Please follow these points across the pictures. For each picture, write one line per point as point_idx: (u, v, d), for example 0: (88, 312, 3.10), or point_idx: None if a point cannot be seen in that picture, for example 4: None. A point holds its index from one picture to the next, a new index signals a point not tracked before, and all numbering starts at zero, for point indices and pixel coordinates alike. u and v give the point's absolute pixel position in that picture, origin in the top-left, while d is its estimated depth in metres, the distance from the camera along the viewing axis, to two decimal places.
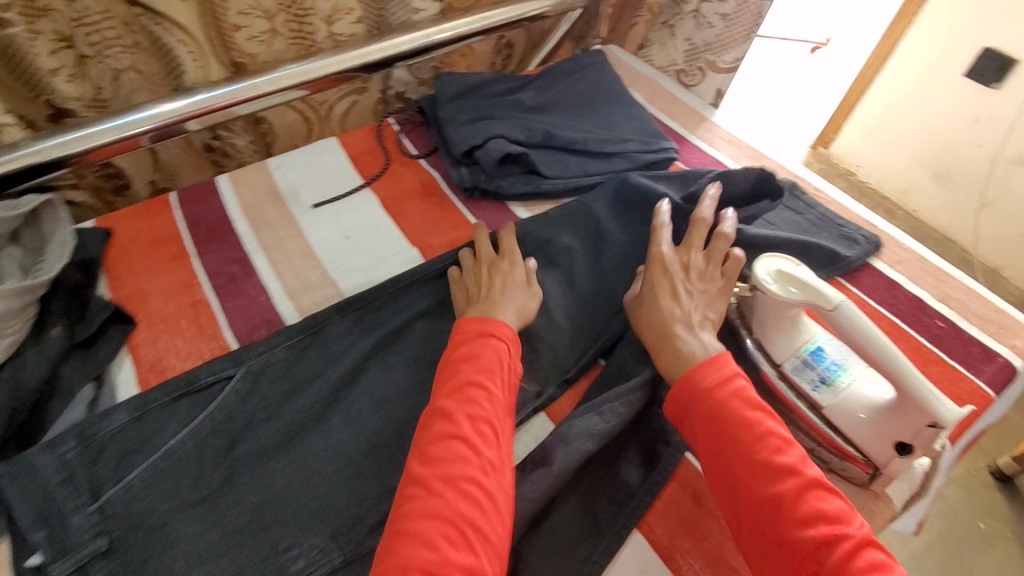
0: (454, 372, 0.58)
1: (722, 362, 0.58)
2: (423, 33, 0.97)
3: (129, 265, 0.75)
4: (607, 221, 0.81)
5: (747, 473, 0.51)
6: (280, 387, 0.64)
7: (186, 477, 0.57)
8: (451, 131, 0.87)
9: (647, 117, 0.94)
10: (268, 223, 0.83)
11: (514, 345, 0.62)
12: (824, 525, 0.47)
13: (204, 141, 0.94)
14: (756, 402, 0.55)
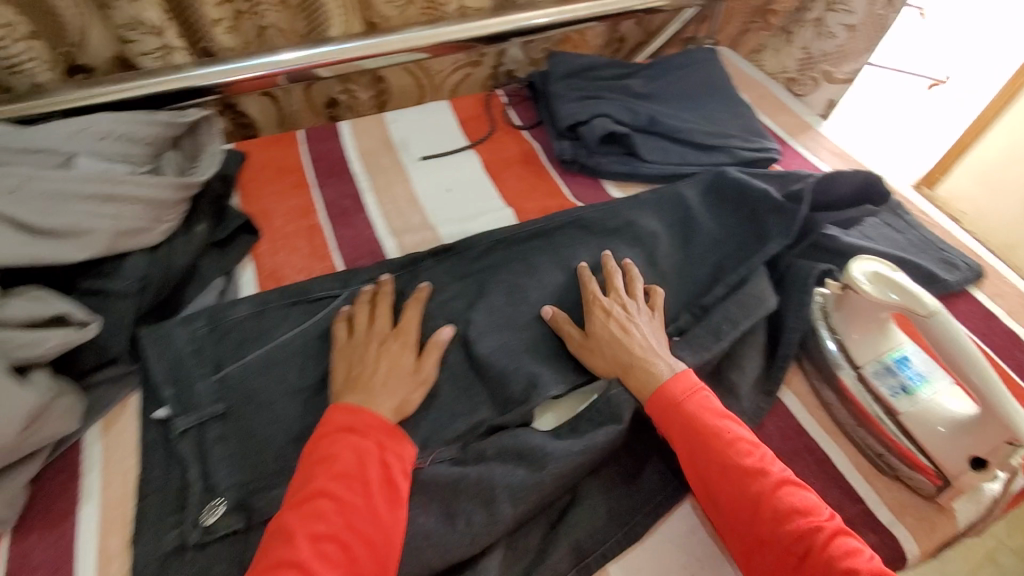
0: (306, 478, 0.51)
1: (685, 376, 0.59)
2: (543, 13, 1.01)
3: (259, 187, 0.84)
4: (697, 208, 0.80)
5: (723, 479, 0.53)
6: (378, 309, 0.70)
7: (291, 369, 0.63)
8: (560, 105, 0.91)
9: (752, 117, 0.95)
10: (381, 167, 0.90)
11: (384, 441, 0.54)
12: (802, 518, 0.50)
13: (329, 94, 1.04)
14: (721, 409, 0.57)
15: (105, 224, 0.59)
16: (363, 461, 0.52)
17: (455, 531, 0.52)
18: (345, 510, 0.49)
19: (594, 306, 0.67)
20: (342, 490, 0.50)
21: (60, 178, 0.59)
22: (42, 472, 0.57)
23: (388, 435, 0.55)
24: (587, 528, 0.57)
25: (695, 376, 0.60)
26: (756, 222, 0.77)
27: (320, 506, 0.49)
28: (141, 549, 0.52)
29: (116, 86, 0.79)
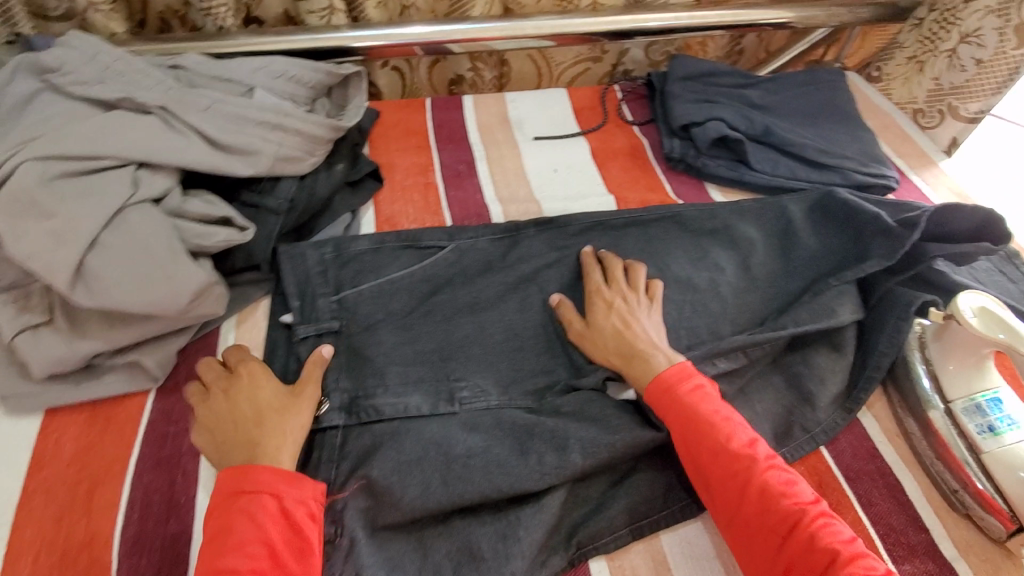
0: (201, 570, 0.47)
1: (676, 368, 0.60)
2: (673, 15, 1.03)
3: (387, 142, 0.93)
4: (801, 222, 0.80)
5: (712, 461, 0.54)
6: (479, 263, 0.75)
7: (396, 301, 0.70)
8: (676, 105, 0.93)
9: (872, 142, 0.93)
10: (495, 141, 0.96)
11: (275, 489, 0.51)
12: (788, 499, 0.51)
13: (455, 70, 1.11)
14: (713, 397, 0.58)
15: (270, 147, 0.70)
16: (261, 521, 0.49)
17: (526, 467, 0.57)
18: (259, 571, 0.47)
19: (596, 295, 0.69)
20: (248, 555, 0.47)
21: (241, 104, 0.70)
22: (187, 348, 0.67)
23: (281, 482, 0.52)
24: (645, 496, 0.59)
25: (691, 365, 0.62)
26: (860, 244, 0.76)
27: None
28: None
29: (278, 38, 0.90)
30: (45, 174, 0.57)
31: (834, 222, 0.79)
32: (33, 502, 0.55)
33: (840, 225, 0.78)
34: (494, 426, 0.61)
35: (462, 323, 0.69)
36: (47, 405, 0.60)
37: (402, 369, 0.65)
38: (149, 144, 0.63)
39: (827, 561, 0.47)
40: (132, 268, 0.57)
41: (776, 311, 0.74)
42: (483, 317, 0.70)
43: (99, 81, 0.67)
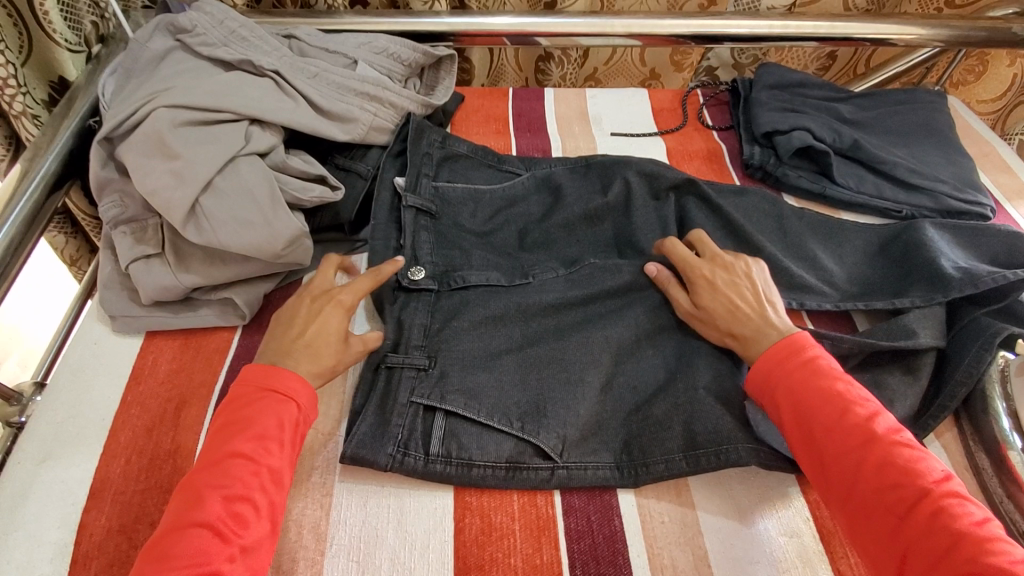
0: (220, 445, 0.52)
1: (793, 342, 0.59)
2: (767, 23, 1.02)
3: (467, 126, 0.96)
4: (871, 241, 0.80)
5: (823, 438, 0.53)
6: (547, 235, 0.77)
7: (453, 257, 0.72)
8: (760, 111, 0.92)
9: (970, 168, 0.89)
10: (573, 133, 0.97)
11: (305, 404, 0.56)
12: (912, 479, 0.49)
13: (535, 57, 1.17)
14: (828, 370, 0.57)
15: (366, 116, 0.76)
16: (283, 423, 0.54)
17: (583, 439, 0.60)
18: (270, 469, 0.51)
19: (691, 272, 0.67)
20: (265, 447, 0.52)
21: (344, 75, 0.77)
22: (271, 294, 0.72)
23: (304, 395, 0.56)
24: (691, 493, 0.59)
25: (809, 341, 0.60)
26: (932, 276, 0.72)
27: (234, 460, 0.51)
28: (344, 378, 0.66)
29: (380, 19, 0.96)
30: (174, 120, 0.65)
31: (887, 257, 0.78)
32: (130, 411, 0.61)
33: (894, 261, 0.77)
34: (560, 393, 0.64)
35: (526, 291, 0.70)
36: (149, 328, 0.67)
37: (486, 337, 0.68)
38: (262, 103, 0.69)
39: (948, 543, 0.45)
40: (238, 211, 0.63)
41: (795, 302, 0.73)
42: (549, 276, 0.71)
43: (223, 43, 0.74)
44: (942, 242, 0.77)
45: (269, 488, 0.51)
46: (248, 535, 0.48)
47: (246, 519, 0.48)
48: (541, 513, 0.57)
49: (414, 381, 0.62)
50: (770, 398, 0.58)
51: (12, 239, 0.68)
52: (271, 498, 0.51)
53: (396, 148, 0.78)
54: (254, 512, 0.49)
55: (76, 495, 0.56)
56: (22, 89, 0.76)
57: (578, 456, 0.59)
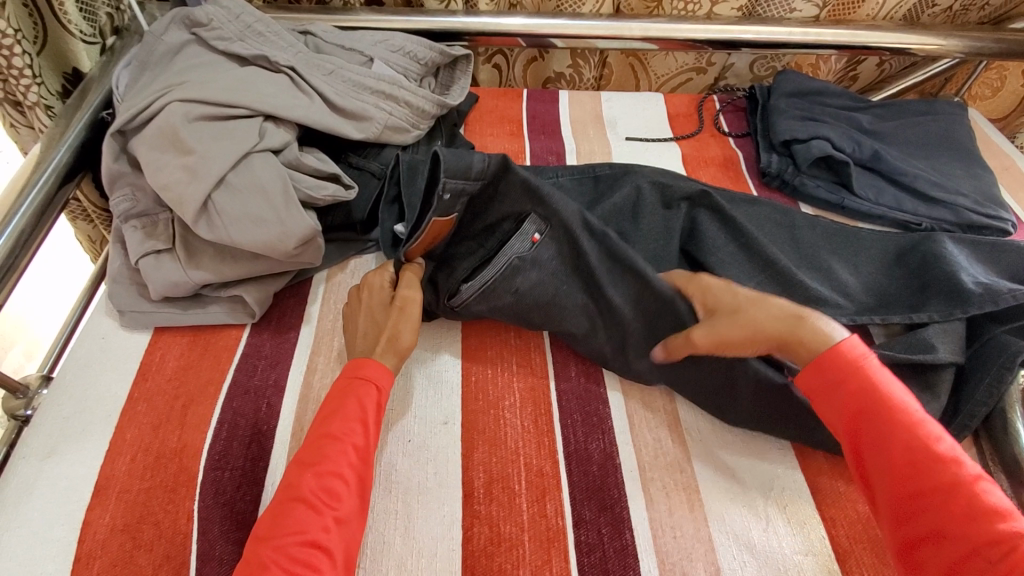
0: (313, 428, 0.55)
1: (866, 351, 0.55)
2: (787, 29, 1.01)
3: (481, 127, 0.95)
4: (889, 253, 0.79)
5: (902, 458, 0.49)
6: None
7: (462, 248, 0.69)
8: (779, 119, 0.91)
9: (991, 181, 0.87)
10: (587, 136, 0.96)
11: (385, 385, 0.59)
12: (1003, 519, 0.44)
13: (545, 75, 1.17)
14: (903, 388, 0.53)
15: (381, 115, 0.75)
16: (364, 404, 0.56)
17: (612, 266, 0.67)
18: (357, 445, 0.53)
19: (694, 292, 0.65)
20: (351, 427, 0.54)
21: (360, 73, 0.76)
22: (281, 292, 0.72)
23: (384, 377, 0.59)
24: (705, 508, 0.58)
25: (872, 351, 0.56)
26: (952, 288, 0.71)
27: (326, 440, 0.53)
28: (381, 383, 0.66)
29: (395, 17, 0.95)
30: (188, 115, 0.64)
31: (904, 268, 0.77)
32: (137, 408, 0.61)
33: (912, 273, 0.76)
34: (596, 298, 0.67)
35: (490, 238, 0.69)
36: (157, 323, 0.66)
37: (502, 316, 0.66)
38: (277, 100, 0.69)
39: None
40: (252, 209, 0.62)
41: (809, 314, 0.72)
42: None
43: (239, 38, 0.73)
44: (961, 254, 0.76)
45: (357, 462, 0.53)
46: (342, 508, 0.50)
47: (341, 491, 0.50)
48: (553, 524, 0.56)
49: (461, 204, 0.67)
50: (839, 402, 0.53)
51: (22, 231, 0.67)
52: (360, 473, 0.52)
53: (391, 192, 0.72)
54: (346, 485, 0.51)
55: (80, 492, 0.55)
56: (36, 79, 0.75)
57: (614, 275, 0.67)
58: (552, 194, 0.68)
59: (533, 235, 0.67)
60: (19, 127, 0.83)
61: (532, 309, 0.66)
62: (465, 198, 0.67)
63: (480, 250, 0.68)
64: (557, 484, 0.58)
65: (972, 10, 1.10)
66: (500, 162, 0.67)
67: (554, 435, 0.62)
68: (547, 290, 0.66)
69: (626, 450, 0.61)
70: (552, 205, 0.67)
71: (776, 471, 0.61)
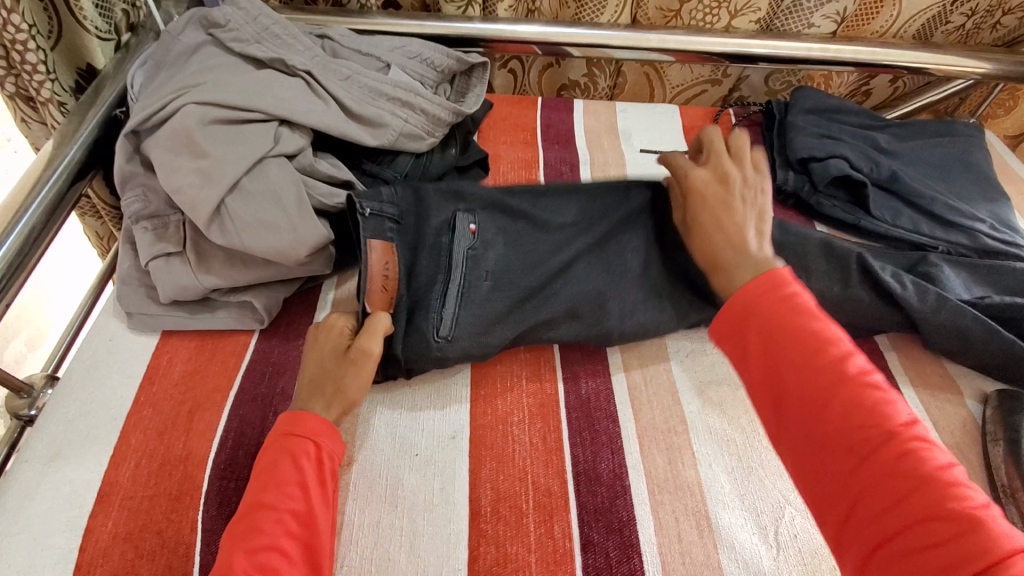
0: (248, 495, 0.52)
1: (784, 271, 0.52)
2: (806, 45, 1.00)
3: (495, 134, 0.95)
4: (894, 275, 0.78)
5: (801, 376, 0.48)
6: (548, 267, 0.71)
7: (422, 271, 0.67)
8: (796, 136, 0.90)
9: (1008, 207, 0.87)
10: (602, 147, 0.95)
11: (329, 443, 0.55)
12: (894, 424, 0.44)
13: (560, 83, 1.16)
14: (810, 303, 0.51)
15: (397, 122, 0.74)
16: (303, 466, 0.53)
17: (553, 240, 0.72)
18: (294, 512, 0.50)
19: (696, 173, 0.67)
20: (288, 494, 0.51)
21: (377, 79, 0.75)
22: (290, 298, 0.71)
23: (326, 432, 0.55)
24: (714, 534, 0.57)
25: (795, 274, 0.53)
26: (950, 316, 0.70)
27: (263, 510, 0.50)
28: (379, 422, 0.63)
29: (412, 21, 0.94)
30: (203, 118, 0.63)
31: None
32: (143, 412, 0.60)
33: None
34: (563, 244, 0.72)
35: (442, 248, 0.68)
36: (165, 327, 0.66)
37: (495, 305, 0.66)
38: (293, 104, 0.68)
39: (919, 492, 0.41)
40: (263, 214, 0.61)
41: None
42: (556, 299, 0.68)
43: (256, 40, 0.73)
44: (958, 278, 0.76)
45: (296, 530, 0.49)
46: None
47: (280, 568, 0.47)
48: (560, 546, 0.55)
49: (391, 230, 0.68)
50: (747, 327, 0.51)
51: (32, 228, 0.66)
52: (302, 541, 0.49)
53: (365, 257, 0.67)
54: (285, 560, 0.48)
55: (83, 498, 0.54)
56: (50, 75, 0.75)
57: (553, 244, 0.72)
58: (466, 186, 0.72)
59: (471, 225, 0.70)
60: (31, 122, 0.83)
61: (509, 283, 0.68)
62: (392, 224, 0.68)
63: (439, 269, 0.67)
64: (564, 504, 0.58)
65: (984, 29, 1.09)
66: (410, 185, 0.70)
67: (562, 453, 0.61)
68: (515, 262, 0.70)
69: (635, 472, 0.61)
70: (471, 198, 0.72)
71: (788, 497, 0.60)
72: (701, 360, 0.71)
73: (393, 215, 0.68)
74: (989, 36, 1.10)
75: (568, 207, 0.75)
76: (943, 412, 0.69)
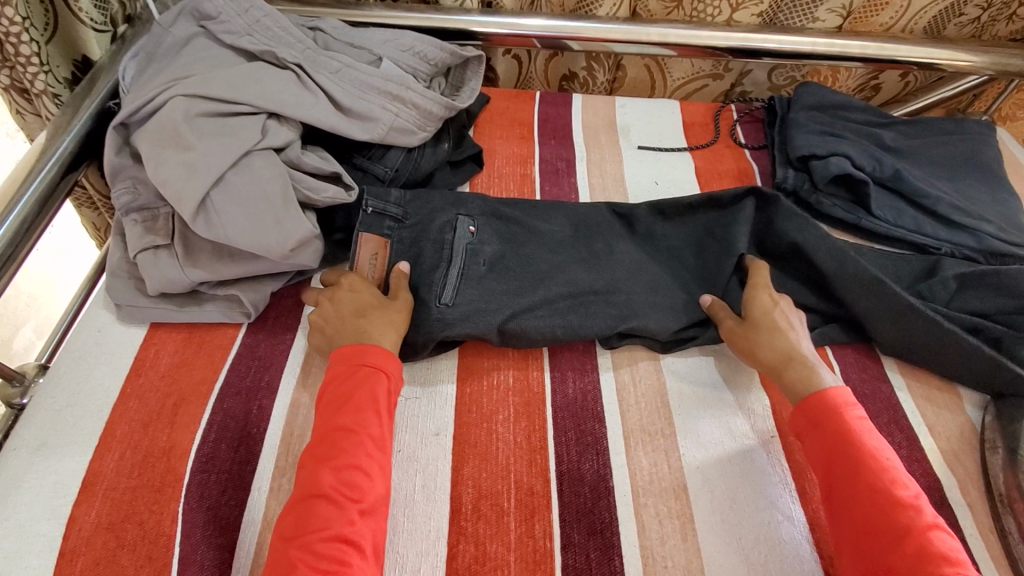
0: (330, 414, 0.57)
1: (846, 394, 0.59)
2: (811, 40, 0.97)
3: (490, 129, 0.94)
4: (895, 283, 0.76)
5: (864, 496, 0.53)
6: (546, 258, 0.73)
7: (425, 259, 0.69)
8: (797, 133, 0.88)
9: (1017, 208, 0.84)
10: (599, 143, 0.94)
11: (395, 370, 0.60)
12: (950, 564, 0.48)
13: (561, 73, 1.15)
14: (874, 435, 0.57)
15: (387, 116, 0.73)
16: (377, 394, 0.58)
17: (545, 247, 0.75)
18: (373, 436, 0.55)
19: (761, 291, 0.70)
20: (366, 419, 0.56)
21: (368, 72, 0.74)
22: (279, 292, 0.71)
23: (390, 360, 0.60)
24: (697, 539, 0.56)
25: (855, 400, 0.60)
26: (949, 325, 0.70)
27: (345, 434, 0.55)
28: None
29: (408, 13, 0.93)
30: (190, 111, 0.63)
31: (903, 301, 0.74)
32: (128, 404, 0.60)
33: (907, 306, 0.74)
34: (558, 247, 0.75)
35: (441, 240, 0.70)
36: (153, 319, 0.66)
37: (496, 286, 0.69)
38: (282, 98, 0.68)
39: None
40: (250, 209, 0.61)
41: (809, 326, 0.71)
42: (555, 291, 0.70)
43: (247, 32, 0.72)
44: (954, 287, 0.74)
45: (376, 453, 0.55)
46: (366, 499, 0.52)
47: (364, 485, 0.52)
48: (540, 547, 0.55)
49: (390, 226, 0.71)
50: (815, 443, 0.58)
51: (23, 220, 0.67)
52: (380, 463, 0.54)
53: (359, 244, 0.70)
54: (367, 477, 0.53)
55: (68, 488, 0.55)
56: (44, 66, 0.75)
57: (543, 249, 0.74)
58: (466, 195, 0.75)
59: (469, 227, 0.72)
60: (27, 113, 0.83)
61: (508, 271, 0.71)
62: (392, 220, 0.71)
63: (441, 258, 0.69)
64: (546, 504, 0.57)
65: (1000, 21, 1.05)
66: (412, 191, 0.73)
67: (546, 452, 0.61)
68: (512, 257, 0.72)
69: (621, 473, 0.60)
70: (470, 203, 0.74)
71: (774, 502, 0.59)
72: (689, 363, 0.70)
73: (394, 213, 0.71)
74: (1004, 28, 1.06)
75: (558, 216, 0.77)
76: (940, 418, 0.68)
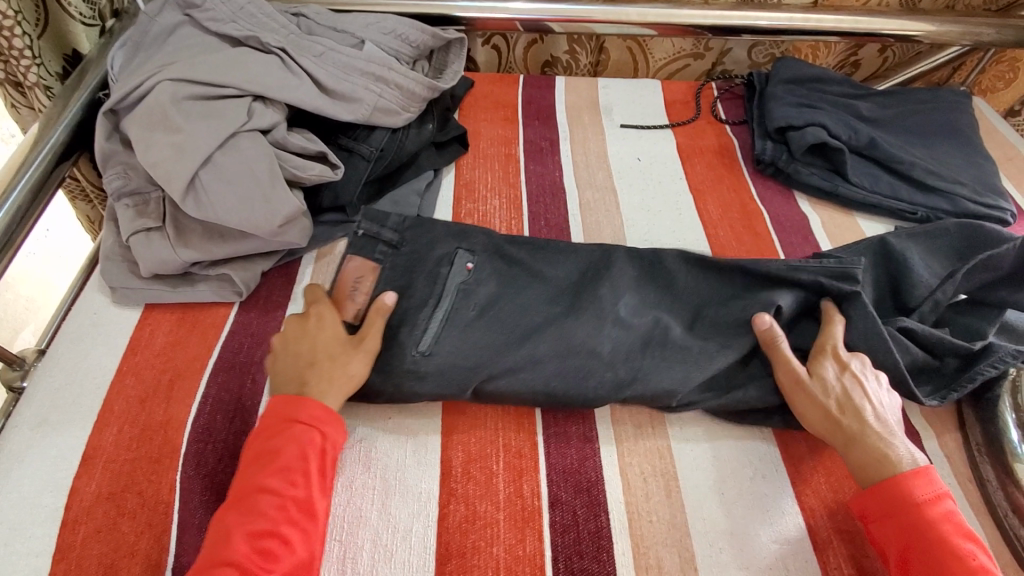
0: (250, 474, 0.52)
1: (931, 480, 0.54)
2: (788, 16, 0.99)
3: (475, 112, 0.95)
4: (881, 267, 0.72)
5: None
6: (542, 304, 0.66)
7: (416, 291, 0.65)
8: (774, 105, 0.90)
9: (992, 171, 0.86)
10: (582, 123, 0.95)
11: (329, 429, 0.55)
12: None
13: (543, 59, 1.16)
14: (966, 530, 0.52)
15: (370, 97, 0.75)
16: (307, 454, 0.53)
17: (548, 289, 0.67)
18: (295, 499, 0.51)
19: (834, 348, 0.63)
20: (290, 481, 0.52)
21: (351, 55, 0.76)
22: (270, 272, 0.73)
23: (329, 422, 0.56)
24: (681, 493, 0.58)
25: (942, 485, 0.54)
26: None
27: (263, 496, 0.51)
28: None
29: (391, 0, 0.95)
30: (178, 94, 0.65)
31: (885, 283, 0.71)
32: (125, 381, 0.62)
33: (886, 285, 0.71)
34: (558, 293, 0.67)
35: (434, 276, 0.66)
36: (148, 301, 0.68)
37: (481, 335, 0.62)
38: (267, 80, 0.69)
39: None
40: (238, 188, 0.63)
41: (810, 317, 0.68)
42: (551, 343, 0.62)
43: (232, 19, 0.74)
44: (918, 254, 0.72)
45: (296, 518, 0.50)
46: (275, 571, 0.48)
47: (279, 553, 0.48)
48: (529, 505, 0.56)
49: (383, 251, 0.68)
50: (888, 532, 0.53)
51: (18, 209, 0.68)
52: (302, 530, 0.50)
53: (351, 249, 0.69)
54: (285, 544, 0.49)
55: (69, 461, 0.56)
56: (35, 60, 0.77)
57: (542, 291, 0.67)
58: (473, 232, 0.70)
59: (467, 263, 0.67)
60: (20, 107, 0.85)
61: (496, 319, 0.64)
62: (385, 245, 0.68)
63: (430, 300, 0.64)
64: (533, 465, 0.59)
65: None
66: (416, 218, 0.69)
67: (533, 417, 0.63)
68: (507, 303, 0.65)
69: (606, 435, 0.62)
70: (474, 238, 0.69)
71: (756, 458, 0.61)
72: None
73: (389, 239, 0.68)
74: None
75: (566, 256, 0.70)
76: None
